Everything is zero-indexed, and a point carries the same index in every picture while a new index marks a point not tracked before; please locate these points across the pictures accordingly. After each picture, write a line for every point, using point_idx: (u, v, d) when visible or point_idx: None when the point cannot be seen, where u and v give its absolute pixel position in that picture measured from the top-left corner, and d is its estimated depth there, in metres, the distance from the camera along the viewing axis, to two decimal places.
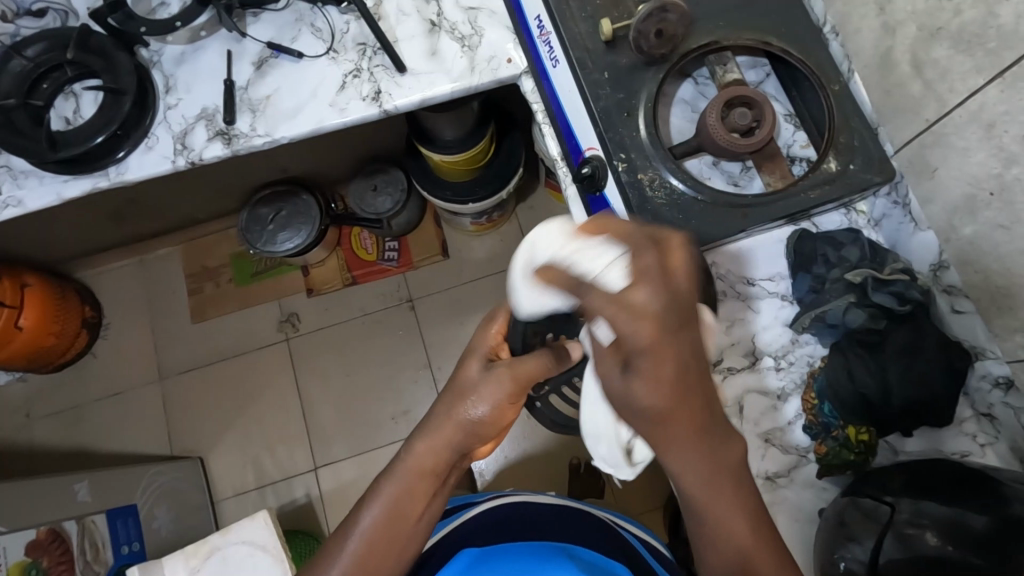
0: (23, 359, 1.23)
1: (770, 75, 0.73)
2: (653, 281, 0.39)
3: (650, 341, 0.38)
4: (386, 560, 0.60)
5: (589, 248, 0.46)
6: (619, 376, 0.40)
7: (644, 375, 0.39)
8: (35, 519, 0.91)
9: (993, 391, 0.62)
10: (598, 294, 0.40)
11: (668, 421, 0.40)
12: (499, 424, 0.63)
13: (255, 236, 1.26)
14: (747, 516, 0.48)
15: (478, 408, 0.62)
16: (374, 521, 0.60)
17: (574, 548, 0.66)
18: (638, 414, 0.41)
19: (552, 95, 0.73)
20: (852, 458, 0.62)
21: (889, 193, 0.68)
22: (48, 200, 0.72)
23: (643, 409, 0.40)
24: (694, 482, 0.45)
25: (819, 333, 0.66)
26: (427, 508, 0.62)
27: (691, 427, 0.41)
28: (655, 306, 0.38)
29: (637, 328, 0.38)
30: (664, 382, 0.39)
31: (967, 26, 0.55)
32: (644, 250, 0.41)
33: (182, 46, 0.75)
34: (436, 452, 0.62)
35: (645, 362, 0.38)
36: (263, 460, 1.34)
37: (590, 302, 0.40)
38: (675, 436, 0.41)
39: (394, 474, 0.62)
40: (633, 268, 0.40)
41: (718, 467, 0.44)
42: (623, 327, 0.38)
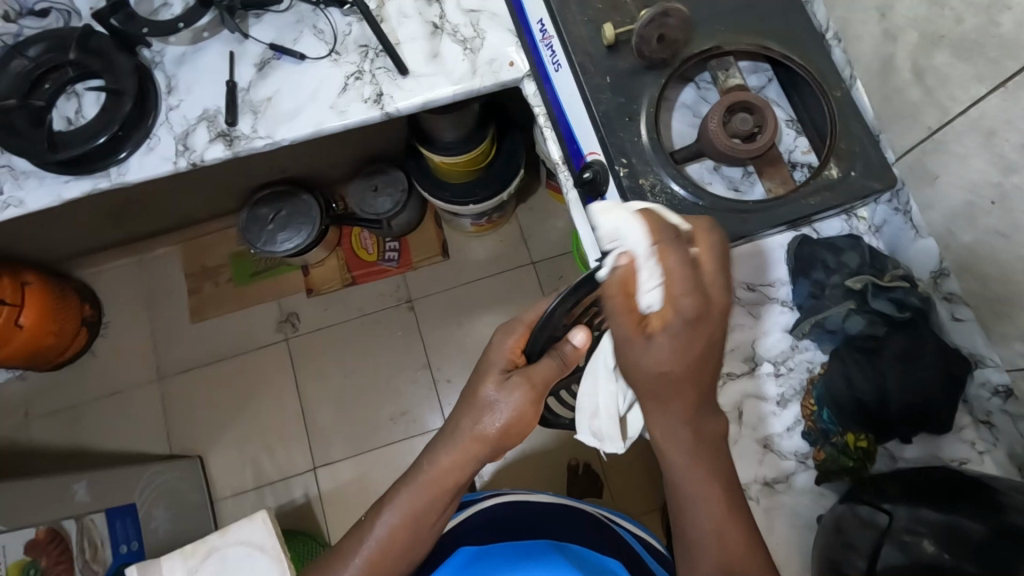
0: (23, 358, 1.23)
1: (772, 80, 0.73)
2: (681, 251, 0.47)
3: (691, 315, 0.45)
4: (400, 564, 0.62)
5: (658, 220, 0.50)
6: (644, 343, 0.47)
7: (673, 339, 0.46)
8: (33, 519, 0.91)
9: (992, 398, 0.62)
10: (675, 252, 0.47)
11: (676, 384, 0.48)
12: (518, 434, 0.61)
13: (254, 235, 1.26)
14: (724, 506, 0.52)
15: (499, 423, 0.60)
16: (389, 532, 0.61)
17: (568, 547, 0.66)
18: (649, 377, 0.48)
19: (553, 99, 0.73)
20: (850, 464, 0.62)
21: (890, 200, 0.68)
22: (50, 200, 0.72)
23: (662, 371, 0.47)
24: (679, 447, 0.51)
25: (817, 338, 0.66)
26: (441, 517, 0.63)
27: (689, 396, 0.49)
28: (716, 286, 0.47)
29: (693, 300, 0.45)
30: (687, 345, 0.46)
31: (968, 35, 0.55)
32: (709, 230, 0.49)
33: (184, 47, 0.75)
34: (456, 467, 0.61)
35: (683, 331, 0.46)
36: (262, 460, 1.34)
37: (664, 254, 0.47)
38: (676, 398, 0.49)
39: (413, 485, 0.62)
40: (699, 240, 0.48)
41: (700, 433, 0.51)
42: (682, 290, 0.45)
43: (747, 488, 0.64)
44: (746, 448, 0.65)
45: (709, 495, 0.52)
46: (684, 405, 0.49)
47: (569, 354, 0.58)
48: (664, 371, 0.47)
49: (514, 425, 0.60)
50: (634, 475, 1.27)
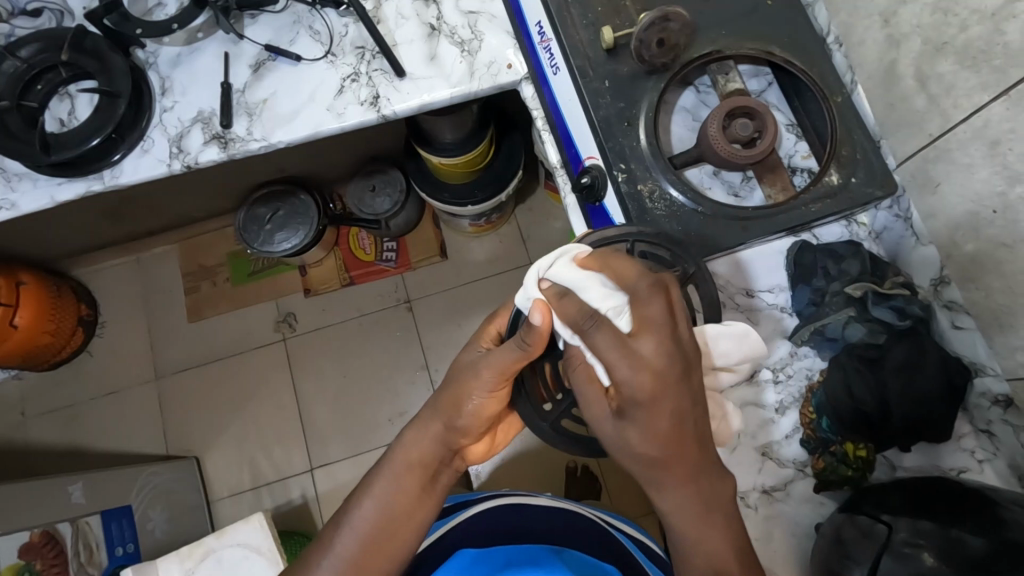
0: (19, 357, 1.23)
1: (772, 83, 0.72)
2: (613, 341, 0.47)
3: (647, 393, 0.46)
4: (380, 556, 0.61)
5: (592, 283, 0.51)
6: (612, 420, 0.49)
7: (637, 421, 0.48)
8: (30, 521, 0.91)
9: (992, 408, 0.61)
10: (602, 335, 0.48)
11: (657, 462, 0.49)
12: (482, 419, 0.63)
13: (251, 235, 1.25)
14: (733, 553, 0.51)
15: (470, 402, 0.61)
16: (366, 522, 0.61)
17: (568, 555, 0.65)
18: (631, 457, 0.49)
19: (552, 102, 0.72)
20: (850, 473, 0.63)
21: (891, 207, 0.68)
22: (43, 202, 0.71)
23: (638, 451, 0.49)
24: (685, 521, 0.51)
25: (817, 346, 0.65)
26: (418, 509, 0.63)
27: (679, 469, 0.49)
28: (660, 358, 0.46)
29: (640, 377, 0.46)
30: (655, 423, 0.47)
31: (972, 43, 0.54)
32: (651, 295, 0.48)
33: (179, 47, 0.74)
34: (425, 446, 0.64)
35: (639, 411, 0.47)
36: (259, 461, 1.34)
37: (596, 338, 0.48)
38: (664, 475, 0.49)
39: (384, 471, 0.63)
40: (637, 318, 0.47)
41: (708, 502, 0.50)
42: (624, 374, 0.46)
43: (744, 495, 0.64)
44: (744, 455, 0.64)
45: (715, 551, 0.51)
46: (677, 480, 0.49)
47: (531, 336, 0.55)
48: (642, 447, 0.48)
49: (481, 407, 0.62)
50: (633, 476, 1.27)
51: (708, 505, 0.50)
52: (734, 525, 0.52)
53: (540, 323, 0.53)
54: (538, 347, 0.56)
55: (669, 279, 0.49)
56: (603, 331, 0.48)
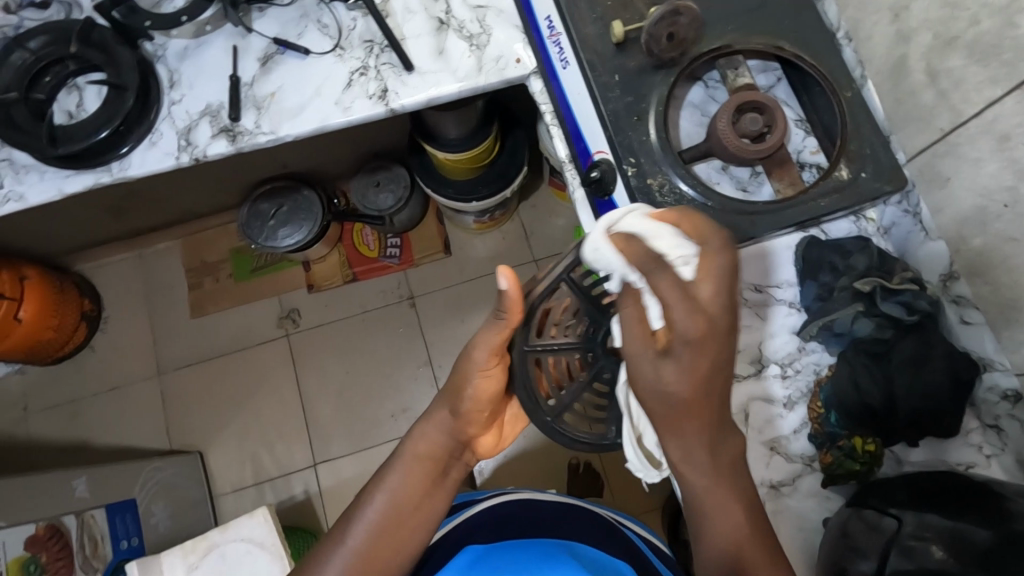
0: (22, 351, 1.23)
1: (781, 79, 0.73)
2: (671, 276, 0.47)
3: (699, 334, 0.47)
4: (391, 551, 0.61)
5: (662, 233, 0.52)
6: (654, 359, 0.49)
7: (680, 361, 0.48)
8: (34, 515, 0.91)
9: (1000, 403, 0.62)
10: (667, 278, 0.47)
11: (688, 404, 0.49)
12: (483, 402, 0.65)
13: (255, 230, 1.25)
14: (740, 513, 0.54)
15: (469, 384, 0.64)
16: (376, 515, 0.62)
17: (577, 548, 0.65)
18: (661, 397, 0.50)
19: (561, 96, 0.72)
20: (857, 467, 0.62)
21: (900, 202, 0.68)
22: (50, 195, 0.71)
23: (670, 391, 0.49)
24: (700, 470, 0.52)
25: (825, 341, 0.65)
26: (427, 503, 0.64)
27: (703, 417, 0.50)
28: (713, 305, 0.47)
29: (694, 318, 0.46)
30: (694, 370, 0.48)
31: (983, 37, 0.54)
32: (717, 249, 0.49)
33: (186, 40, 0.74)
34: (433, 439, 0.66)
35: (688, 349, 0.47)
36: (262, 457, 1.34)
37: (656, 281, 0.47)
38: (687, 419, 0.50)
39: (394, 464, 0.65)
40: (702, 265, 0.48)
41: (720, 461, 0.53)
42: (680, 315, 0.46)
43: (752, 490, 0.64)
44: (752, 452, 0.64)
45: (715, 503, 0.54)
46: (699, 428, 0.51)
47: (504, 304, 0.56)
48: (675, 391, 0.49)
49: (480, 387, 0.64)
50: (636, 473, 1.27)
51: (718, 462, 0.53)
52: (746, 498, 0.54)
53: (506, 288, 0.55)
54: (513, 314, 0.57)
55: (733, 245, 0.51)
56: (668, 269, 0.47)
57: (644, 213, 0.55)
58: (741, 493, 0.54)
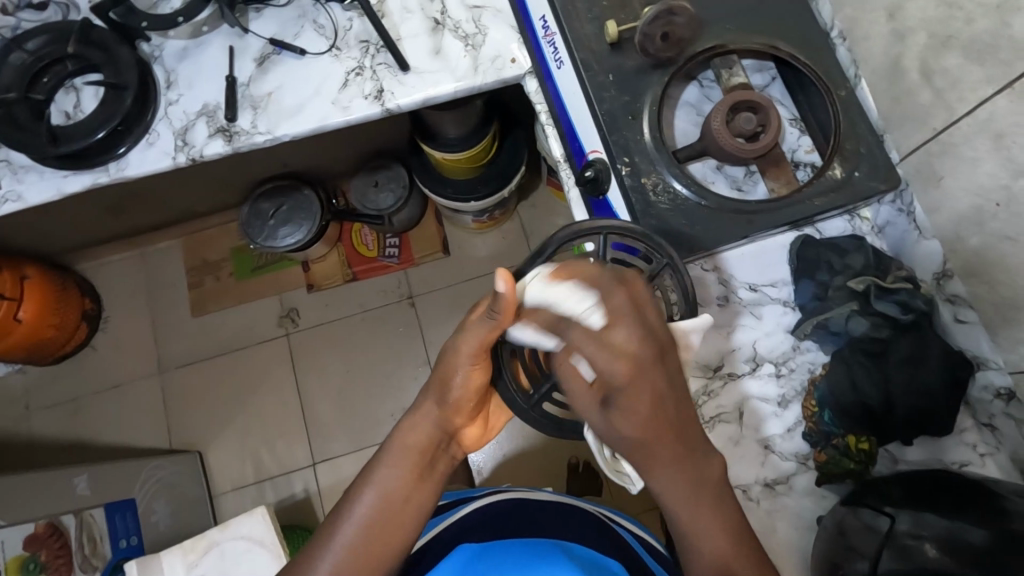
0: (23, 351, 1.23)
1: (776, 79, 0.73)
2: (585, 333, 0.51)
3: (625, 375, 0.50)
4: (383, 545, 0.61)
5: (561, 291, 0.53)
6: (601, 410, 0.52)
7: (621, 408, 0.51)
8: (34, 513, 0.92)
9: (994, 402, 0.62)
10: (580, 331, 0.51)
11: (644, 447, 0.52)
12: (472, 392, 0.65)
13: (255, 230, 1.25)
14: (726, 532, 0.54)
15: (457, 375, 0.64)
16: (368, 509, 0.61)
17: (570, 546, 0.65)
18: (618, 443, 0.53)
19: (556, 96, 0.73)
20: (852, 466, 0.62)
21: (894, 201, 0.68)
22: (49, 194, 0.72)
23: (625, 435, 0.52)
24: (680, 501, 0.54)
25: (820, 340, 0.66)
26: (419, 495, 0.64)
27: (665, 449, 0.52)
28: (631, 344, 0.50)
29: (617, 363, 0.50)
30: (637, 412, 0.51)
31: (977, 36, 0.54)
32: (609, 287, 0.51)
33: (184, 41, 0.74)
34: (420, 430, 0.66)
35: (621, 395, 0.50)
36: (262, 456, 1.34)
37: (573, 338, 0.51)
38: (651, 460, 0.53)
39: (382, 458, 0.65)
40: (607, 308, 0.51)
41: (698, 479, 0.53)
42: (603, 363, 0.50)
43: (747, 489, 0.64)
44: (747, 450, 0.65)
45: (706, 525, 0.54)
46: (667, 459, 0.53)
47: (498, 303, 0.56)
48: (628, 430, 0.52)
49: (467, 379, 0.64)
50: None
51: (698, 490, 0.54)
52: (733, 517, 0.54)
53: (503, 289, 0.54)
54: (505, 315, 0.56)
55: (630, 273, 0.53)
56: (580, 325, 0.51)
57: (544, 273, 0.56)
58: (722, 505, 0.54)
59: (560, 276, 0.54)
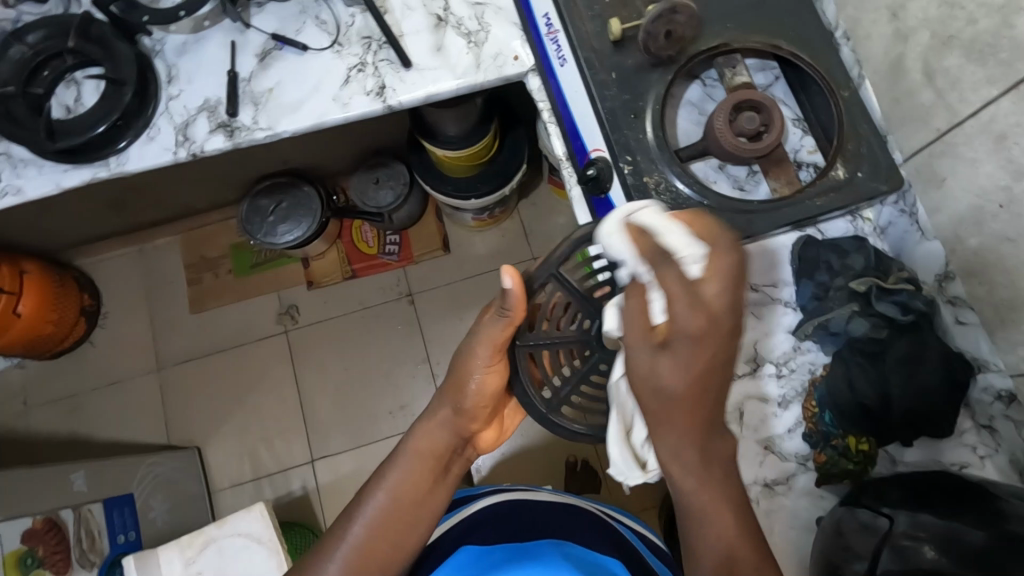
0: (21, 346, 1.23)
1: (778, 78, 0.73)
2: (683, 277, 0.48)
3: (698, 331, 0.48)
4: (391, 546, 0.61)
5: (674, 230, 0.52)
6: (651, 350, 0.51)
7: (677, 355, 0.49)
8: (31, 508, 0.91)
9: (994, 403, 0.62)
10: (673, 271, 0.49)
11: (678, 402, 0.51)
12: (487, 397, 0.65)
13: (254, 227, 1.25)
14: (735, 523, 0.53)
15: (472, 380, 0.64)
16: (378, 510, 0.62)
17: (569, 547, 0.64)
18: (654, 388, 0.51)
19: (558, 93, 0.71)
20: (852, 466, 0.63)
21: (896, 202, 0.68)
22: (48, 189, 0.71)
23: (663, 386, 0.51)
24: (688, 467, 0.53)
25: (820, 340, 0.65)
26: (430, 498, 0.64)
27: (689, 412, 0.51)
28: (721, 304, 0.48)
29: (697, 314, 0.48)
30: (688, 369, 0.49)
31: (980, 36, 0.54)
32: (726, 248, 0.50)
33: (185, 36, 0.74)
34: (434, 435, 0.66)
35: (685, 344, 0.49)
36: (260, 452, 1.34)
37: (664, 273, 0.49)
38: (676, 417, 0.51)
39: (395, 459, 0.65)
40: (710, 264, 0.49)
41: (710, 454, 0.53)
42: (681, 310, 0.48)
43: (746, 489, 0.64)
44: (746, 449, 0.65)
45: (715, 504, 0.53)
46: (686, 424, 0.51)
47: (507, 301, 0.58)
48: (670, 384, 0.50)
49: (484, 385, 0.64)
50: None
51: (710, 459, 0.53)
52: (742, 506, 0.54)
53: (509, 287, 0.57)
54: (517, 311, 0.59)
55: (736, 247, 0.52)
56: (677, 265, 0.49)
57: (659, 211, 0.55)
58: (728, 481, 0.54)
59: (678, 220, 0.53)
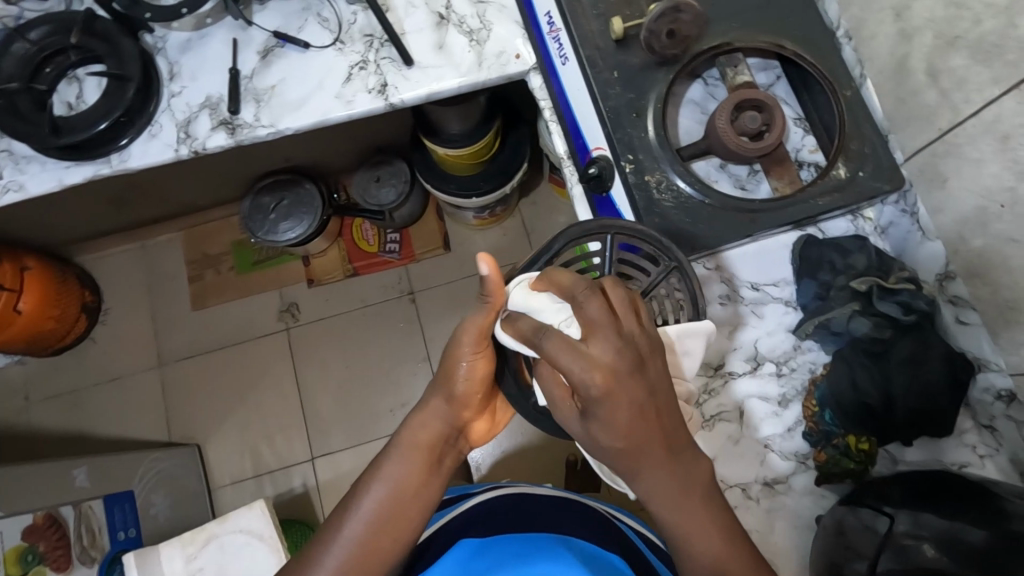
0: (22, 342, 1.23)
1: (781, 77, 0.73)
2: (564, 347, 0.49)
3: (601, 390, 0.48)
4: (389, 539, 0.61)
5: (545, 303, 0.58)
6: (579, 418, 0.52)
7: (597, 419, 0.50)
8: (33, 504, 0.92)
9: (995, 403, 0.62)
10: (557, 340, 0.50)
11: (628, 454, 0.51)
12: (477, 384, 0.65)
13: (256, 224, 1.25)
14: (718, 537, 0.53)
15: (461, 366, 0.64)
16: (377, 504, 0.61)
17: (575, 543, 0.66)
18: (602, 450, 0.52)
19: (561, 93, 0.72)
20: (852, 466, 0.61)
21: (898, 202, 0.68)
22: (50, 185, 0.72)
23: (606, 444, 0.51)
24: (665, 504, 0.53)
25: (821, 340, 0.66)
26: (425, 490, 0.64)
27: (646, 458, 0.51)
28: (608, 356, 0.49)
29: (589, 376, 0.48)
30: (614, 424, 0.50)
31: (985, 36, 0.54)
32: (586, 296, 0.51)
33: (187, 33, 0.74)
34: (428, 424, 0.66)
35: (598, 408, 0.49)
36: (261, 449, 1.34)
37: (545, 351, 0.51)
38: (637, 465, 0.52)
39: (389, 455, 0.65)
40: (582, 322, 0.50)
41: (685, 480, 0.53)
42: (578, 376, 0.48)
43: (746, 488, 0.64)
44: (746, 446, 0.65)
45: (699, 525, 0.53)
46: (651, 467, 0.52)
47: (487, 287, 0.59)
48: (609, 441, 0.51)
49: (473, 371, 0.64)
50: None
51: (684, 487, 0.53)
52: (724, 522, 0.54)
53: (487, 273, 0.58)
54: (497, 297, 0.60)
55: (606, 282, 0.52)
56: (552, 338, 0.50)
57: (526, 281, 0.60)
58: (710, 504, 0.54)
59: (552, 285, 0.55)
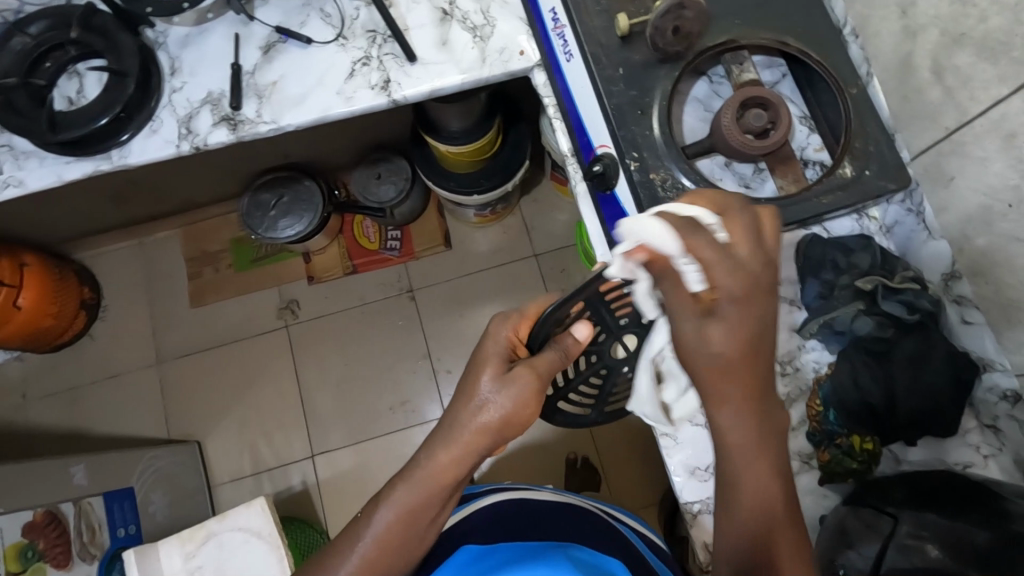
0: (20, 339, 1.23)
1: (786, 75, 0.73)
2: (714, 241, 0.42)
3: (745, 292, 0.41)
4: (400, 559, 0.59)
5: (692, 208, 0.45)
6: (694, 320, 0.43)
7: (728, 320, 0.42)
8: (32, 501, 0.91)
9: (999, 403, 0.62)
10: (703, 236, 0.42)
11: (728, 374, 0.43)
12: (517, 425, 0.61)
13: (256, 221, 1.25)
14: (781, 491, 0.47)
15: (502, 410, 0.59)
16: (389, 526, 0.58)
17: (576, 552, 0.60)
18: (699, 360, 0.43)
19: (564, 90, 0.72)
20: (855, 466, 0.62)
21: (903, 201, 0.67)
22: (50, 181, 0.71)
23: (710, 355, 0.42)
24: (735, 445, 0.46)
25: (825, 339, 0.65)
26: (440, 516, 0.60)
27: (745, 386, 0.43)
28: (754, 265, 0.42)
29: (735, 277, 0.41)
30: (744, 336, 0.42)
31: (993, 34, 0.54)
32: (739, 209, 0.44)
33: (188, 28, 0.73)
34: (455, 459, 0.59)
35: (732, 310, 0.41)
36: (260, 446, 1.34)
37: (693, 239, 0.42)
38: (728, 391, 0.43)
39: (410, 480, 0.59)
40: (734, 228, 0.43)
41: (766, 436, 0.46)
42: (722, 275, 0.41)
43: None
44: None
45: (759, 474, 0.46)
46: (744, 400, 0.44)
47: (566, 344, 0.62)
48: (717, 358, 0.42)
49: (514, 418, 0.60)
50: (632, 469, 1.26)
51: (761, 439, 0.46)
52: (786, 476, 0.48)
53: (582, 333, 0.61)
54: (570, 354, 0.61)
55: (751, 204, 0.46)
56: (706, 232, 0.42)
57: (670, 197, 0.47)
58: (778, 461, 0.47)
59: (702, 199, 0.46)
